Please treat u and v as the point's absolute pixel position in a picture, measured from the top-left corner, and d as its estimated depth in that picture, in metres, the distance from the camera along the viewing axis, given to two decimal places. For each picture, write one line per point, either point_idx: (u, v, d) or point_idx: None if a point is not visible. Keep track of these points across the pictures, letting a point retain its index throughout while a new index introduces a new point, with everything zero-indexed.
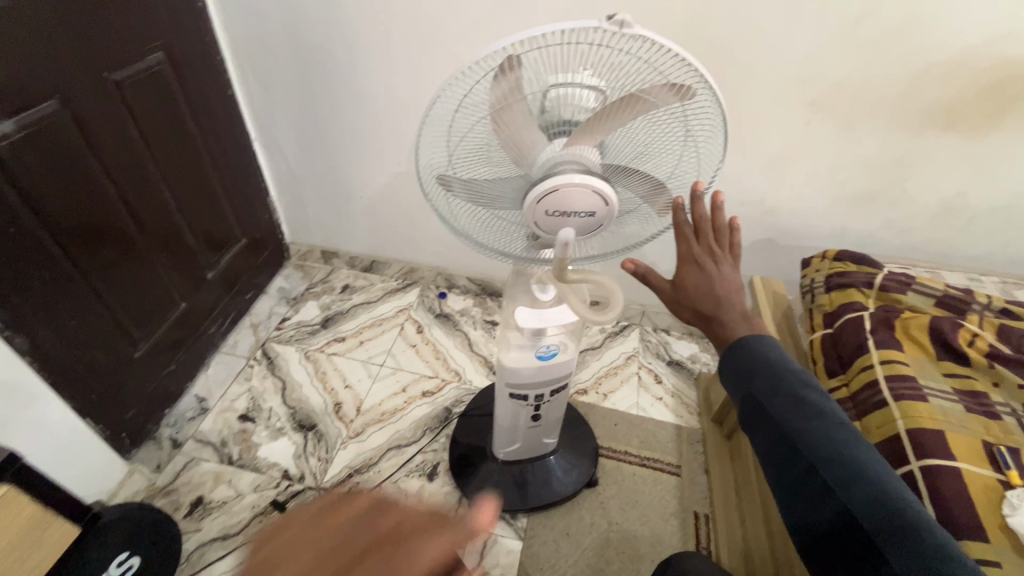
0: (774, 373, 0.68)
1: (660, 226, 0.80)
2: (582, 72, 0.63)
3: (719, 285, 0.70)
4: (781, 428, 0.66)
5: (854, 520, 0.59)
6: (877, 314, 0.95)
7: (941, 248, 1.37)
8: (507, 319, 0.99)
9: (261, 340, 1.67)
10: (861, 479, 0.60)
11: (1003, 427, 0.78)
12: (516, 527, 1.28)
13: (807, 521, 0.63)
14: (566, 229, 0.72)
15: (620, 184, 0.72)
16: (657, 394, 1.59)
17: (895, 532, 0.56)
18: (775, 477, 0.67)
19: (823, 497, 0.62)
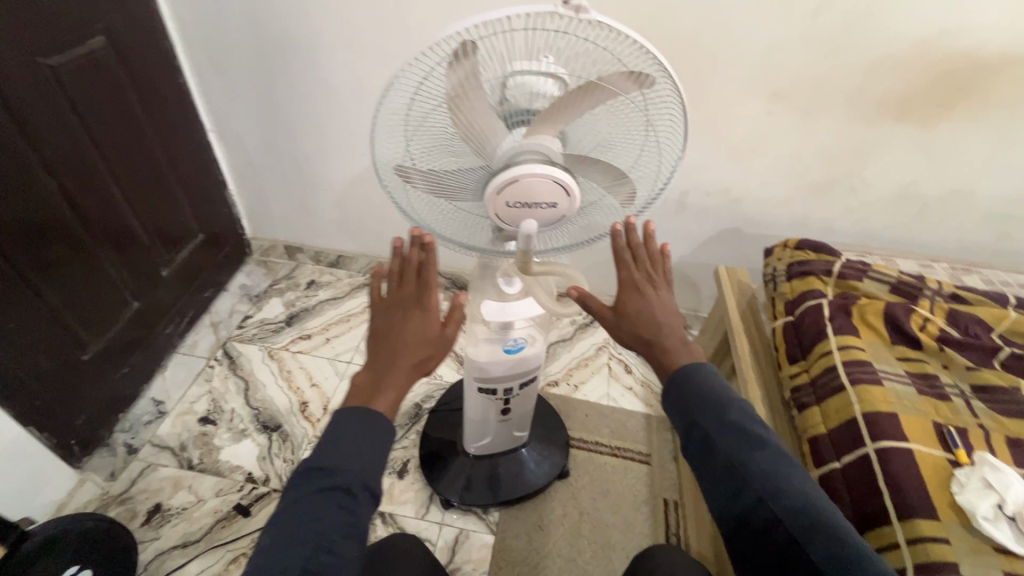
0: (718, 403, 0.68)
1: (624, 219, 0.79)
2: (541, 60, 0.62)
3: (657, 308, 0.75)
4: (729, 459, 0.64)
5: (802, 553, 0.59)
6: (836, 301, 0.97)
7: (895, 236, 1.42)
8: (473, 313, 0.97)
9: (222, 339, 1.61)
10: (806, 510, 0.61)
11: (952, 408, 0.81)
12: (488, 522, 1.27)
13: (756, 554, 0.62)
14: (529, 220, 0.69)
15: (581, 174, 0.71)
16: (627, 384, 1.60)
17: (841, 561, 0.58)
18: (721, 514, 0.65)
19: (771, 532, 0.61)
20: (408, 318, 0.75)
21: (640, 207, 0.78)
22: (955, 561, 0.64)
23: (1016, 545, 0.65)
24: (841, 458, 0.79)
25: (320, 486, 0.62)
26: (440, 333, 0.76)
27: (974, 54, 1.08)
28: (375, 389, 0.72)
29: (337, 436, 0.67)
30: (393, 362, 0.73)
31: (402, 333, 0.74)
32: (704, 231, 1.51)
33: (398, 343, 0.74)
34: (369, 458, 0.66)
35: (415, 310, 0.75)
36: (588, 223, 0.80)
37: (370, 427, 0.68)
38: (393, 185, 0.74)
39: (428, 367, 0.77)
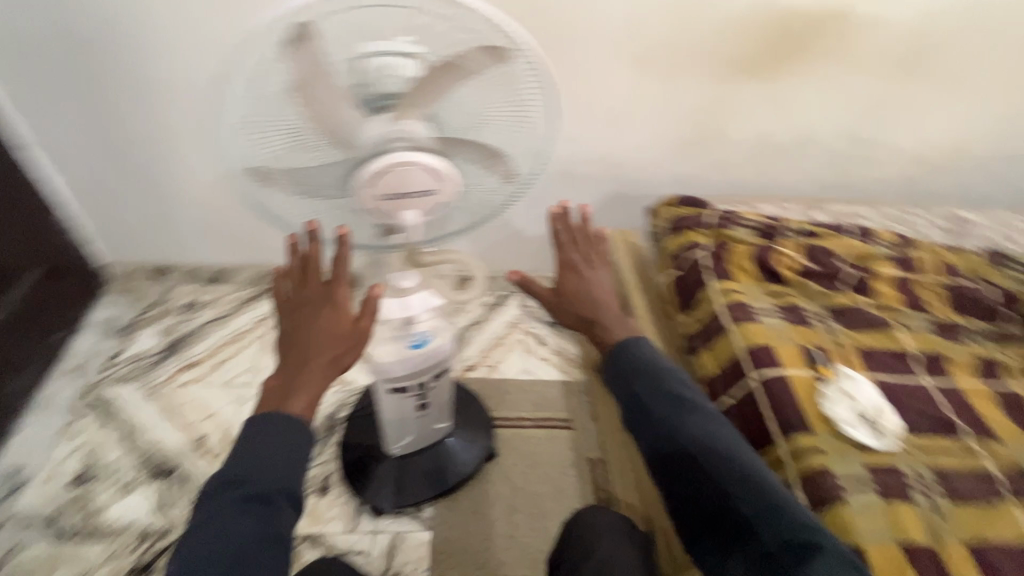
0: (652, 374, 0.77)
1: (509, 197, 0.77)
2: (401, 42, 0.60)
3: (595, 287, 0.84)
4: (664, 421, 0.73)
5: (732, 505, 0.66)
6: (712, 251, 1.04)
7: (758, 183, 1.56)
8: None
9: (88, 384, 1.40)
10: (733, 465, 0.68)
11: (815, 332, 0.91)
12: (422, 519, 1.24)
13: (693, 508, 0.69)
14: (405, 212, 0.67)
15: (457, 157, 0.68)
16: (542, 356, 1.63)
17: (764, 510, 0.65)
18: (661, 479, 0.72)
19: (703, 487, 0.68)
20: (316, 315, 0.73)
21: (524, 183, 0.76)
22: (829, 466, 0.73)
23: (871, 440, 0.76)
24: (731, 393, 0.86)
25: (234, 499, 0.63)
26: (350, 326, 0.75)
27: (799, 11, 1.20)
28: (288, 388, 0.71)
29: (252, 446, 0.67)
30: (306, 359, 0.72)
31: (312, 329, 0.73)
32: (594, 197, 1.56)
33: (309, 341, 0.72)
34: (286, 466, 0.67)
35: (323, 305, 0.74)
36: (472, 204, 0.78)
37: (285, 435, 0.69)
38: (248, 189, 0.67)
39: (346, 362, 0.75)
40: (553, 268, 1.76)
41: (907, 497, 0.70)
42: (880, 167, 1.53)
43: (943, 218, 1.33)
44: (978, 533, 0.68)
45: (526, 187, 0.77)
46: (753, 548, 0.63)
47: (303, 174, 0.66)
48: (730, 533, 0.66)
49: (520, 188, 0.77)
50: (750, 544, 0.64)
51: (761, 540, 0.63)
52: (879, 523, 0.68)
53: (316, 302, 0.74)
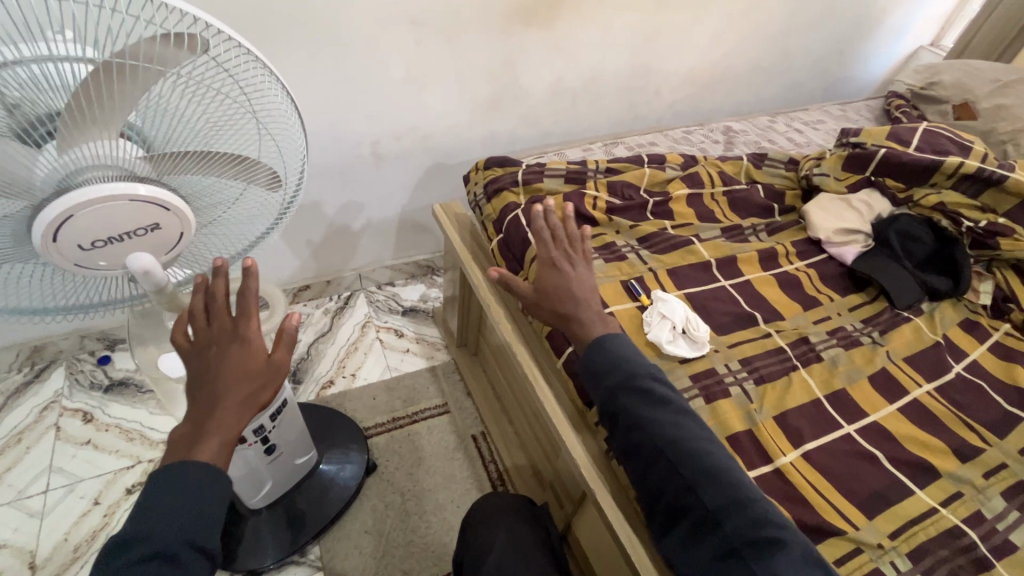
0: (622, 370, 0.75)
1: (281, 205, 0.67)
2: (55, 37, 0.44)
3: (574, 282, 0.83)
4: (632, 419, 0.72)
5: (697, 498, 0.67)
6: (527, 207, 1.05)
7: (564, 128, 1.61)
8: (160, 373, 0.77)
9: None
10: (703, 458, 0.68)
11: (630, 264, 0.97)
12: (310, 562, 1.14)
13: (659, 499, 0.70)
14: (131, 256, 0.55)
15: (185, 175, 0.56)
16: (403, 348, 1.56)
17: (730, 505, 0.65)
18: (632, 471, 0.73)
19: (671, 480, 0.69)
20: (223, 356, 0.61)
21: (293, 186, 0.66)
22: None
23: (690, 352, 0.83)
24: None
25: (126, 565, 0.52)
26: (264, 360, 0.63)
27: None
28: (198, 432, 0.59)
29: (158, 500, 0.55)
30: (217, 403, 0.60)
31: (220, 371, 0.60)
32: (411, 175, 1.48)
33: (218, 385, 0.60)
34: (197, 513, 0.56)
35: (231, 342, 0.61)
36: (237, 223, 0.66)
37: (194, 478, 0.57)
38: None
39: (263, 400, 0.63)
40: (392, 255, 1.67)
41: (725, 392, 0.79)
42: (663, 95, 1.67)
43: (717, 132, 1.50)
44: (781, 404, 0.79)
45: (298, 189, 0.66)
46: (714, 539, 0.65)
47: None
48: (692, 524, 0.67)
49: (291, 192, 0.66)
50: (712, 535, 0.65)
51: (723, 531, 0.64)
52: (707, 424, 0.75)
53: (221, 338, 0.62)
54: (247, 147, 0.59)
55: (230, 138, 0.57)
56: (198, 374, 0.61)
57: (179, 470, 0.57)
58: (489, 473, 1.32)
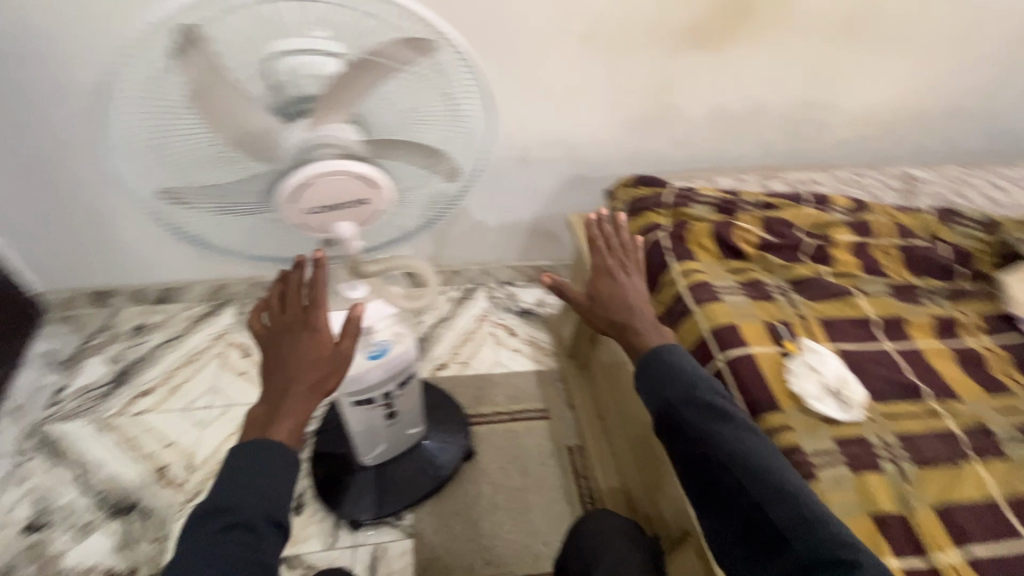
0: (686, 380, 0.74)
1: (454, 197, 0.73)
2: (311, 34, 0.53)
3: (630, 291, 0.80)
4: (697, 433, 0.71)
5: (764, 516, 0.65)
6: (672, 231, 1.03)
7: (714, 155, 1.55)
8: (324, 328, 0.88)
9: (33, 424, 1.31)
10: (770, 477, 0.67)
11: (777, 306, 0.91)
12: (403, 527, 1.21)
13: (725, 515, 0.69)
14: (340, 224, 0.63)
15: (389, 159, 0.64)
16: (513, 347, 1.61)
17: (803, 524, 0.63)
18: (693, 486, 0.72)
19: (736, 498, 0.68)
20: (296, 341, 0.69)
21: (468, 181, 0.72)
22: (798, 442, 0.73)
23: (839, 413, 0.76)
24: None
25: (218, 529, 0.61)
26: (331, 348, 0.70)
27: None
28: (273, 415, 0.69)
29: (238, 473, 0.65)
30: (288, 386, 0.69)
31: (293, 356, 0.69)
32: (550, 182, 1.52)
33: (291, 371, 0.68)
34: (273, 490, 0.66)
35: (300, 331, 0.70)
36: (415, 207, 0.73)
37: (272, 457, 0.67)
38: (162, 208, 0.60)
39: (330, 385, 0.71)
40: (517, 256, 1.73)
41: (875, 464, 0.71)
42: (831, 131, 1.53)
43: (894, 178, 1.34)
44: (943, 493, 0.70)
45: (472, 184, 0.72)
46: (788, 561, 0.63)
47: (228, 189, 0.60)
48: (762, 544, 0.65)
49: (465, 186, 0.72)
50: (785, 556, 0.63)
51: (795, 553, 0.63)
52: (848, 495, 0.68)
53: (292, 328, 0.70)
54: (440, 141, 0.65)
55: (427, 131, 0.64)
56: (273, 360, 0.70)
57: (256, 447, 0.67)
58: (580, 488, 1.31)
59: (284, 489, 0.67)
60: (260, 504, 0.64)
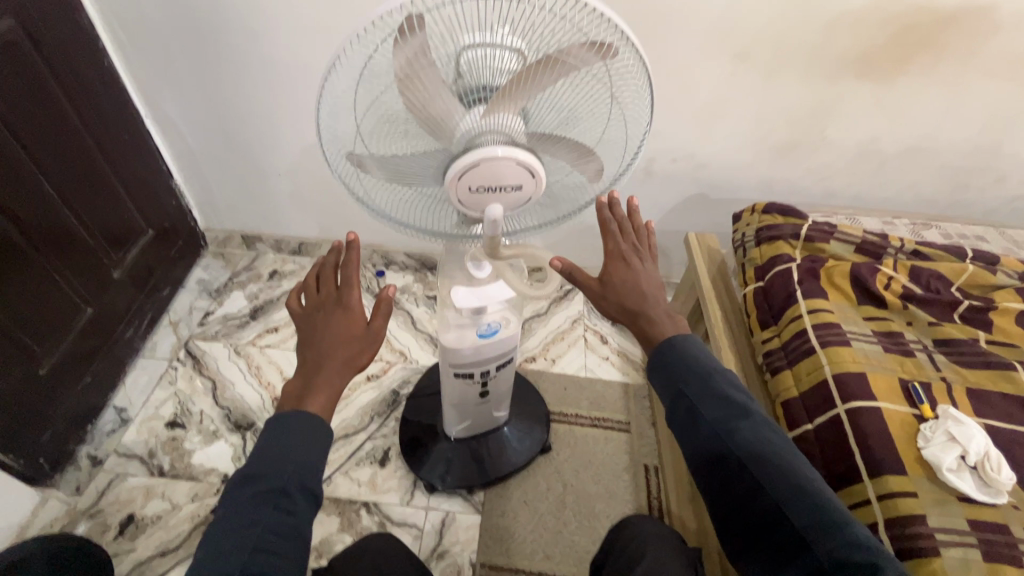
0: (703, 374, 0.73)
1: (590, 198, 0.76)
2: (494, 30, 0.57)
3: (644, 279, 0.76)
4: (714, 430, 0.70)
5: (784, 519, 0.65)
6: (804, 265, 0.97)
7: (856, 193, 1.44)
8: (445, 300, 0.94)
9: (184, 339, 1.54)
10: (789, 477, 0.66)
11: (917, 363, 0.83)
12: (474, 502, 1.27)
13: (741, 515, 0.68)
14: (492, 206, 0.67)
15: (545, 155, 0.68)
16: (603, 355, 1.61)
17: (822, 526, 0.63)
18: (706, 488, 0.71)
19: (752, 498, 0.68)
20: (329, 319, 0.79)
21: (607, 184, 0.75)
22: (922, 513, 0.67)
23: (979, 493, 0.68)
24: (813, 420, 0.81)
25: (257, 492, 0.67)
26: (364, 327, 0.79)
27: (932, 7, 1.07)
28: (307, 392, 0.76)
29: (273, 439, 0.72)
30: (323, 361, 0.77)
31: (326, 332, 0.78)
32: (672, 197, 1.50)
33: (325, 349, 0.77)
34: (306, 461, 0.72)
35: (336, 309, 0.79)
36: (553, 200, 0.77)
37: (305, 427, 0.73)
38: (346, 172, 0.69)
39: (362, 362, 0.79)
40: None
41: (1015, 559, 0.63)
42: (1004, 184, 1.36)
43: None
44: None
45: (610, 187, 0.75)
46: (806, 562, 0.63)
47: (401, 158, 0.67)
48: (779, 544, 0.66)
49: (603, 189, 0.75)
50: (803, 557, 0.64)
51: (814, 557, 0.63)
52: None
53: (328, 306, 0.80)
54: (592, 139, 0.69)
55: (583, 128, 0.68)
56: (308, 336, 0.79)
57: (288, 418, 0.73)
58: (650, 510, 1.29)
59: (314, 464, 0.72)
60: (294, 475, 0.70)
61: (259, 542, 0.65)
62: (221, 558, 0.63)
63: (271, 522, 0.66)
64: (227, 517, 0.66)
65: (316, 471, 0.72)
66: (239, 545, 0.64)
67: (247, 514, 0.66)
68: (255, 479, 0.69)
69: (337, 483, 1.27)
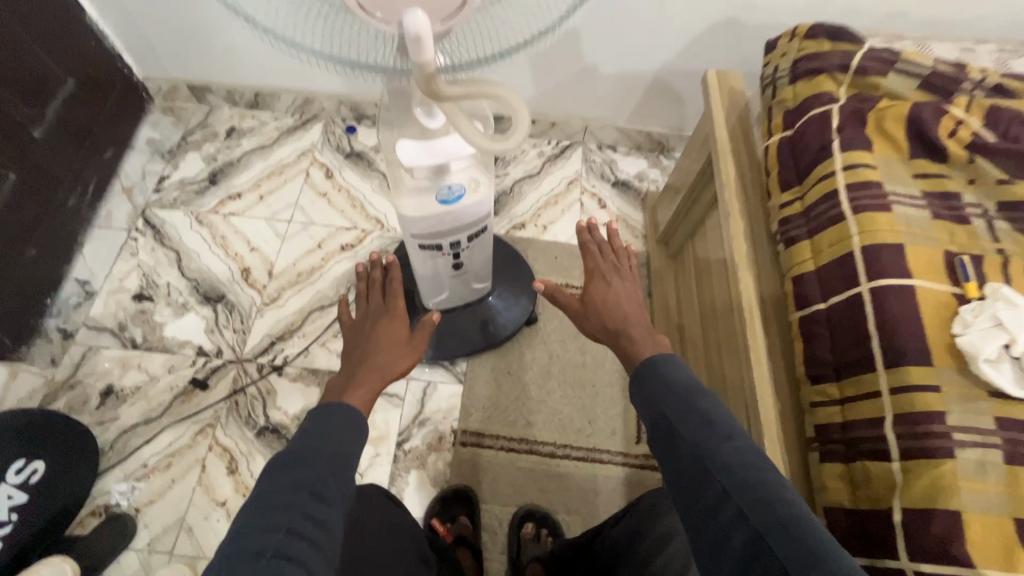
0: (685, 395, 0.63)
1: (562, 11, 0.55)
2: None
3: (623, 295, 0.84)
4: (692, 450, 0.57)
5: (764, 548, 0.48)
6: (849, 106, 0.76)
7: (930, 13, 1.13)
8: (395, 156, 0.77)
9: (141, 207, 1.41)
10: (777, 505, 0.50)
11: (970, 233, 0.67)
12: (456, 373, 1.23)
13: (718, 553, 0.51)
14: (410, 12, 0.51)
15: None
16: (600, 221, 1.46)
17: (813, 563, 0.46)
18: (685, 523, 0.56)
19: (730, 536, 0.51)
20: (376, 328, 0.88)
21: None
22: (942, 410, 0.57)
23: (1016, 388, 0.57)
24: (828, 298, 0.69)
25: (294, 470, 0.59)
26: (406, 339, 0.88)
27: None
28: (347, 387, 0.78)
29: (311, 436, 0.65)
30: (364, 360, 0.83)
31: (373, 337, 0.87)
32: (695, 24, 1.20)
33: (374, 356, 0.83)
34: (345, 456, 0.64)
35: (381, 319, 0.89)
36: (507, 18, 0.57)
37: (346, 421, 0.69)
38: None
39: (403, 367, 0.86)
40: (628, 115, 1.48)
41: None
42: None
43: None
44: None
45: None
46: None
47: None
48: None
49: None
50: None
51: None
52: (990, 487, 0.54)
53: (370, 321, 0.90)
54: None
55: None
56: (351, 345, 0.87)
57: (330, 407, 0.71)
58: None
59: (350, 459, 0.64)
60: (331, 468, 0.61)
61: (297, 524, 0.54)
62: (252, 539, 0.51)
63: (307, 505, 0.56)
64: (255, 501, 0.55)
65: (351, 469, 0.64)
66: (275, 525, 0.53)
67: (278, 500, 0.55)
68: (288, 468, 0.59)
69: (315, 355, 1.23)
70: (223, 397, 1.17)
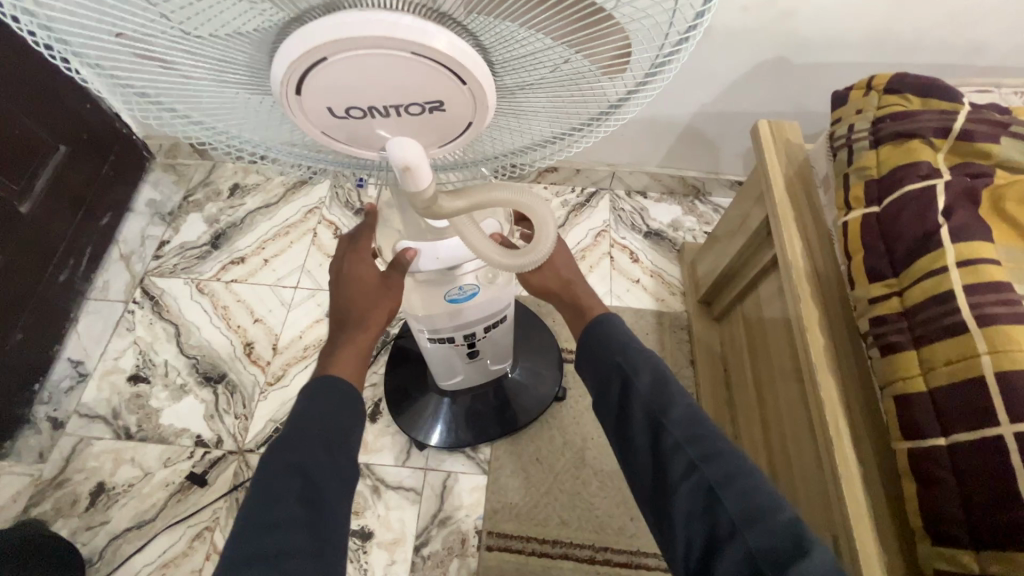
0: (638, 353, 0.61)
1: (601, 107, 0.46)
2: None
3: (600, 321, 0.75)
4: (651, 420, 0.57)
5: (737, 535, 0.49)
6: (956, 183, 0.63)
7: (1012, 46, 0.98)
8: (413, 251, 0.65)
9: (138, 276, 1.32)
10: (735, 474, 0.52)
11: None
12: (479, 461, 1.10)
13: (688, 535, 0.52)
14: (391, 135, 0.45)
15: (500, 18, 0.36)
16: (633, 277, 1.33)
17: (789, 551, 0.47)
18: (650, 503, 0.56)
19: (690, 506, 0.52)
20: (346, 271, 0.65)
21: (639, 80, 0.42)
22: None
23: None
24: (949, 433, 0.55)
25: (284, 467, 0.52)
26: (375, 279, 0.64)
27: None
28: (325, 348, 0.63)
29: (298, 413, 0.57)
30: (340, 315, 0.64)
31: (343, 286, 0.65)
32: (738, 65, 1.07)
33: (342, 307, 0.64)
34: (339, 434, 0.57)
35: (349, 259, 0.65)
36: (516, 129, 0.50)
37: (335, 391, 0.60)
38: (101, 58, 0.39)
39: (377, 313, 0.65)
40: (660, 160, 1.35)
41: None
42: None
43: None
44: None
45: (645, 84, 0.42)
46: None
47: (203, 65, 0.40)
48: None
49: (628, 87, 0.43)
50: None
51: None
52: None
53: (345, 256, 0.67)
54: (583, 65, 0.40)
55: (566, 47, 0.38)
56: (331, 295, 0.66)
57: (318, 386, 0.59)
58: None
59: (349, 446, 0.58)
60: (325, 465, 0.54)
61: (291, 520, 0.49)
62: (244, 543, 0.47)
63: (302, 502, 0.51)
64: (244, 515, 0.49)
65: (352, 460, 0.58)
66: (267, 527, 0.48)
67: (260, 514, 0.49)
68: (268, 470, 0.52)
69: None
70: (222, 495, 1.06)
